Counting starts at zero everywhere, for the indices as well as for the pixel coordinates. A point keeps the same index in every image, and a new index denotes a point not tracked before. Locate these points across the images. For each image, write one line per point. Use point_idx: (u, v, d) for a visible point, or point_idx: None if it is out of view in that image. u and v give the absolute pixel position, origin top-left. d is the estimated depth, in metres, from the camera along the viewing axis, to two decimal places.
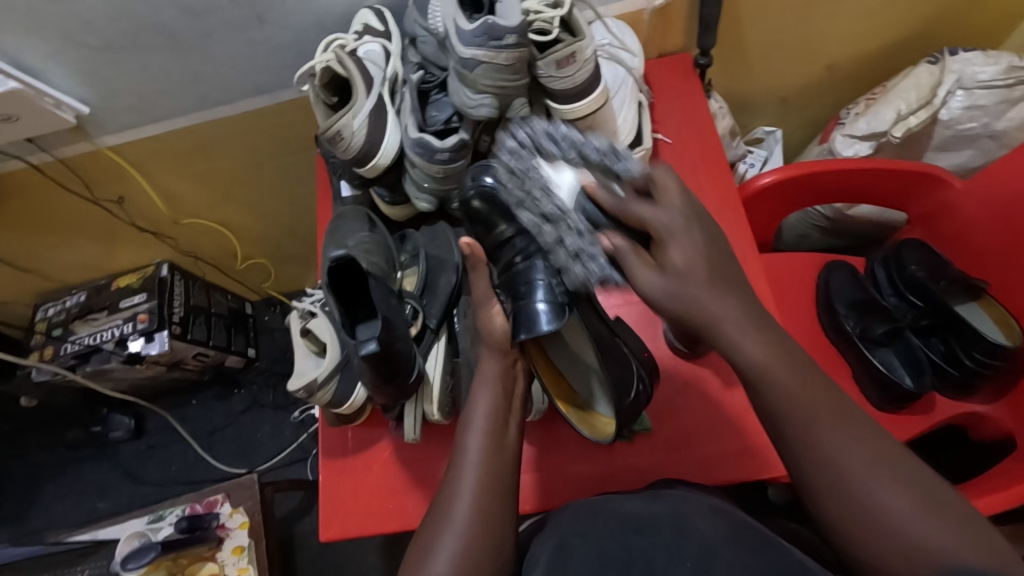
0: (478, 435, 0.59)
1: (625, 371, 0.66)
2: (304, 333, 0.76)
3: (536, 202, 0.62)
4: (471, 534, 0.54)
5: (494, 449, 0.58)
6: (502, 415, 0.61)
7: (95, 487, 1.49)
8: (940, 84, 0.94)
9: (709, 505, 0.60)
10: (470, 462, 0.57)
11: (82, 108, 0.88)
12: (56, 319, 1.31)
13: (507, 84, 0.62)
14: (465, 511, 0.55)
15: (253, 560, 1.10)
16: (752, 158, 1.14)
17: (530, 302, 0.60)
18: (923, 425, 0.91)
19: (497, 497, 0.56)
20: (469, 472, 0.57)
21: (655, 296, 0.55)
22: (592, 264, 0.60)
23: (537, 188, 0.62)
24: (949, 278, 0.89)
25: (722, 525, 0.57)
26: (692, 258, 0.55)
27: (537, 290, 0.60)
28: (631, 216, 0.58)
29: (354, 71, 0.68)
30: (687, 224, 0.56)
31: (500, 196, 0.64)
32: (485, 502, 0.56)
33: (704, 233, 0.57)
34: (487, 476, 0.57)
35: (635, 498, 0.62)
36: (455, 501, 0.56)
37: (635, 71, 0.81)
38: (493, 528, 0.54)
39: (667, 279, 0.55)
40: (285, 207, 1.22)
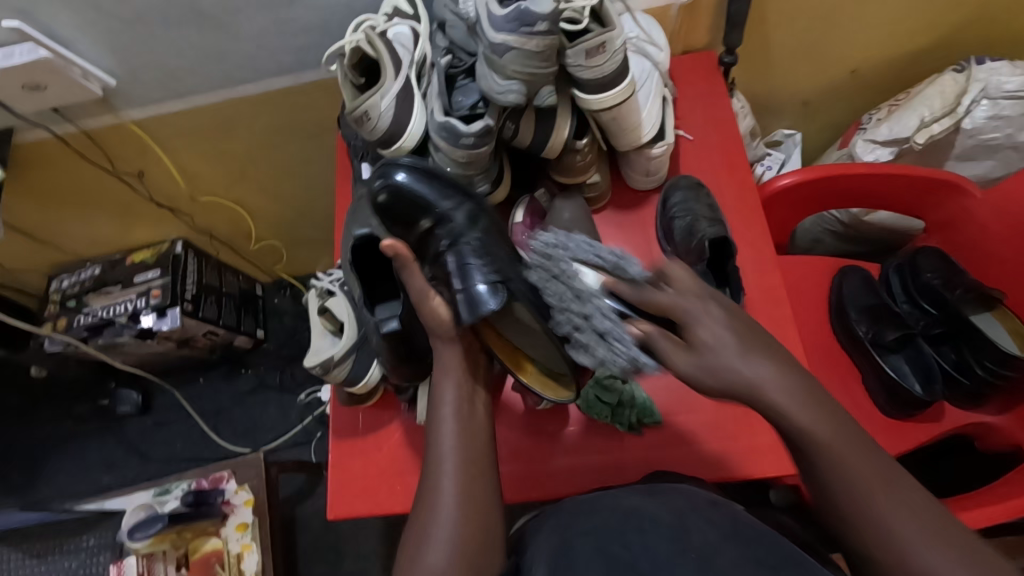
0: (450, 422, 0.62)
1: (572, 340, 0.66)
2: (321, 311, 0.77)
3: (562, 289, 0.65)
4: (463, 518, 0.57)
5: (465, 436, 0.62)
6: (469, 401, 0.64)
7: (101, 460, 1.50)
8: (964, 93, 0.94)
9: (708, 501, 0.61)
10: (447, 449, 0.61)
11: (108, 80, 0.89)
12: (70, 291, 1.32)
13: (536, 71, 0.63)
14: (451, 498, 0.58)
15: (256, 537, 1.11)
16: (769, 160, 1.14)
17: (470, 287, 0.63)
18: (929, 433, 0.92)
19: (480, 486, 0.59)
20: (450, 458, 0.60)
21: (693, 376, 0.56)
22: (619, 345, 0.60)
23: (561, 272, 0.65)
24: (965, 287, 0.87)
25: (723, 524, 0.56)
26: (718, 335, 0.56)
27: (471, 275, 0.63)
28: (658, 304, 0.58)
29: (384, 53, 0.68)
30: (704, 306, 0.57)
31: (407, 190, 0.69)
32: (472, 489, 0.59)
33: (720, 307, 0.57)
34: (468, 465, 0.60)
35: (636, 492, 0.61)
36: (443, 488, 0.59)
37: (661, 65, 0.80)
38: (481, 513, 0.58)
39: (703, 359, 0.55)
40: (302, 189, 1.23)
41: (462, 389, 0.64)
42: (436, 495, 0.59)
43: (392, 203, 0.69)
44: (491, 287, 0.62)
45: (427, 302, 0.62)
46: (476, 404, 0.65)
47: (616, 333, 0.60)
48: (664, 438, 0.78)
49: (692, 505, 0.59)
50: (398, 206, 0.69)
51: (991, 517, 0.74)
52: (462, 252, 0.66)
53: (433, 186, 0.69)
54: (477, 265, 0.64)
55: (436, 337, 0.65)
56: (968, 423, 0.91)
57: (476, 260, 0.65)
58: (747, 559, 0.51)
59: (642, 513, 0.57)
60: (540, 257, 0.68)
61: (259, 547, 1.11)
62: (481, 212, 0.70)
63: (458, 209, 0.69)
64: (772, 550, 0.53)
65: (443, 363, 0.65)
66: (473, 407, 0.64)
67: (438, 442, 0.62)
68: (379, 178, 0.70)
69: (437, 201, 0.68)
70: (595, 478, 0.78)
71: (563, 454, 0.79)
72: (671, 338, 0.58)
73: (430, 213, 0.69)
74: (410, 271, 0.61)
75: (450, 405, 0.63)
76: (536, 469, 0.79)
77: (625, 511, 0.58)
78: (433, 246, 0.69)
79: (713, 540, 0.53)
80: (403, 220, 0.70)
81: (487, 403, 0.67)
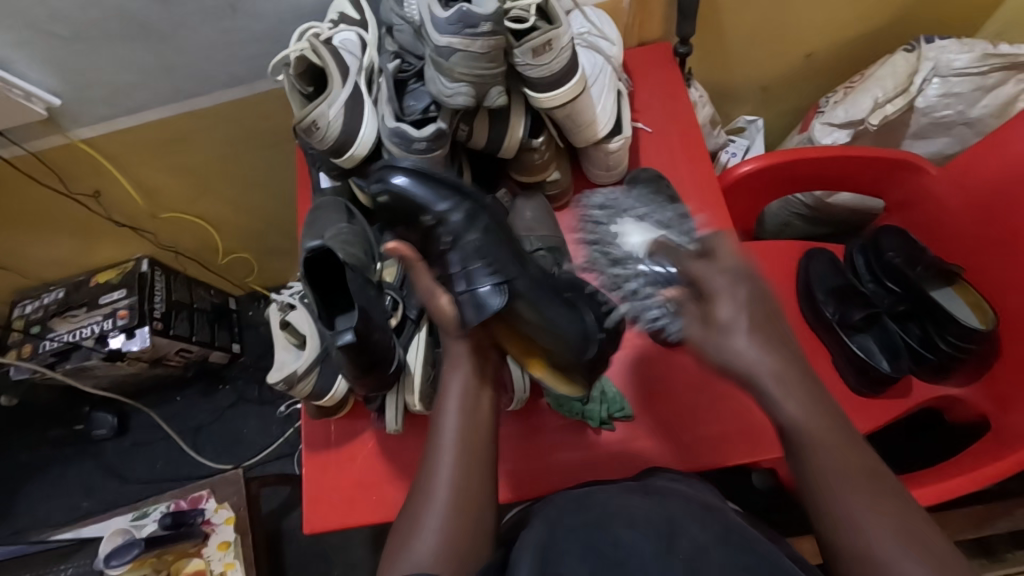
0: (454, 416, 0.62)
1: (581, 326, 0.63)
2: (284, 325, 0.75)
3: (608, 244, 0.77)
4: (454, 512, 0.57)
5: (469, 431, 0.61)
6: (475, 394, 0.63)
7: (78, 486, 1.47)
8: (916, 72, 0.95)
9: (701, 503, 0.61)
10: (448, 441, 0.61)
11: (53, 100, 0.87)
12: (34, 316, 1.29)
13: (484, 72, 0.62)
14: (444, 490, 0.58)
15: (239, 555, 1.09)
16: (733, 147, 1.15)
17: (473, 289, 0.60)
18: (899, 409, 0.92)
19: (476, 481, 0.59)
20: (448, 453, 0.60)
21: (719, 353, 0.56)
22: (645, 302, 0.72)
23: (609, 233, 0.78)
24: (925, 264, 0.90)
25: (713, 527, 0.57)
26: (737, 315, 0.56)
27: (475, 276, 0.61)
28: (689, 274, 0.60)
29: (329, 60, 0.67)
30: (735, 284, 0.57)
31: (408, 193, 0.65)
32: (466, 481, 0.59)
33: (751, 290, 0.57)
34: (467, 459, 0.60)
35: (631, 490, 0.63)
36: (438, 481, 0.59)
37: (614, 59, 0.80)
38: (473, 503, 0.58)
39: (718, 333, 0.56)
40: (267, 200, 1.21)
41: (468, 385, 0.63)
42: (429, 487, 0.59)
43: (393, 205, 0.66)
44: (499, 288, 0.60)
45: (433, 303, 0.62)
46: (484, 392, 0.64)
47: (643, 290, 0.72)
48: (637, 431, 0.79)
49: (687, 509, 0.59)
50: (400, 207, 0.66)
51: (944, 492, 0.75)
52: (467, 251, 0.62)
53: (430, 185, 0.65)
54: (483, 265, 0.61)
55: (446, 334, 0.64)
56: (935, 396, 0.92)
57: (478, 260, 0.62)
58: (734, 566, 0.52)
59: (631, 512, 0.58)
60: (588, 218, 0.82)
61: (243, 563, 1.09)
62: (483, 210, 0.65)
63: (458, 210, 0.64)
64: (757, 553, 0.54)
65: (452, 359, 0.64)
66: (479, 401, 0.63)
67: (441, 434, 0.61)
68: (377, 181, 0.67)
69: (434, 201, 0.65)
70: (569, 476, 0.78)
71: (537, 454, 0.79)
72: (692, 311, 0.58)
73: (430, 212, 0.65)
74: (416, 273, 0.61)
75: (455, 396, 0.62)
76: (512, 471, 0.78)
77: (612, 510, 0.59)
78: (433, 247, 0.65)
79: (703, 543, 0.54)
80: (404, 220, 0.67)
81: (494, 397, 0.65)
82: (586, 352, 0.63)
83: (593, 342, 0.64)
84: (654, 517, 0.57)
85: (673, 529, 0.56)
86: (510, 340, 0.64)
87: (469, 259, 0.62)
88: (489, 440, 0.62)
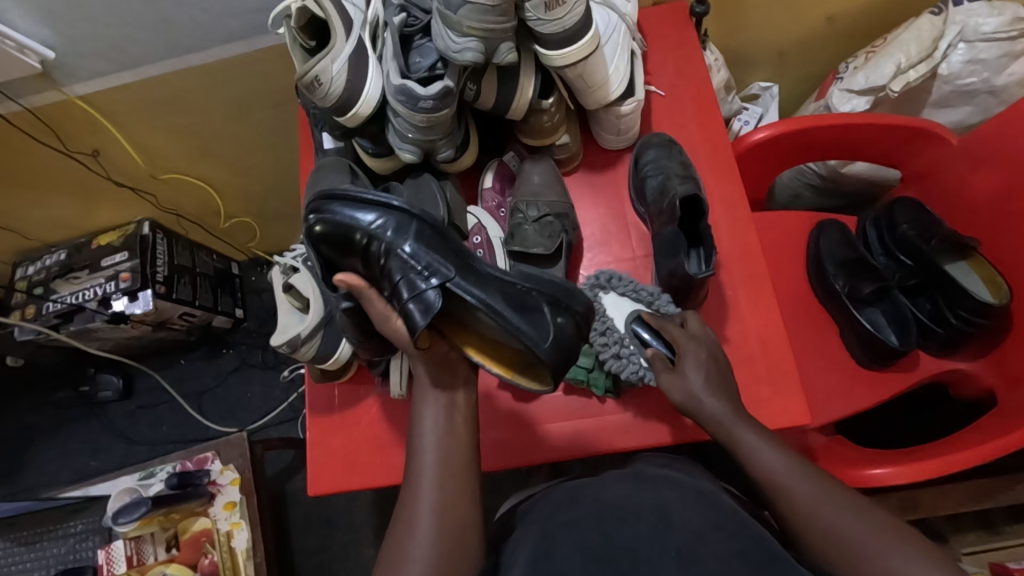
0: (431, 438, 0.62)
1: (536, 319, 0.60)
2: (287, 288, 0.74)
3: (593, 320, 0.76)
4: (440, 538, 0.57)
5: (449, 447, 0.61)
6: (448, 413, 0.63)
7: (86, 447, 1.49)
8: (942, 37, 0.91)
9: (694, 490, 0.62)
10: (429, 467, 0.60)
11: (47, 53, 0.84)
12: (36, 278, 1.28)
13: (493, 27, 0.59)
14: (430, 519, 0.58)
15: (245, 515, 1.11)
16: (746, 115, 1.12)
17: (419, 294, 0.57)
18: (905, 383, 0.92)
19: (461, 504, 0.59)
20: (430, 474, 0.60)
21: (682, 396, 0.67)
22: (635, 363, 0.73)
23: (595, 311, 0.77)
24: (940, 237, 0.88)
25: (707, 514, 0.57)
26: (700, 369, 0.67)
27: (415, 280, 0.57)
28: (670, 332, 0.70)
29: (333, 13, 0.63)
30: (699, 347, 0.69)
31: (337, 215, 0.62)
32: (449, 507, 0.59)
33: (710, 353, 0.69)
34: (447, 482, 0.60)
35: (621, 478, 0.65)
36: (422, 508, 0.58)
37: (628, 17, 0.77)
38: (459, 527, 0.58)
39: (687, 385, 0.66)
40: (268, 163, 1.19)
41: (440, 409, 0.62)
42: (415, 513, 0.58)
43: (328, 233, 0.62)
44: (441, 289, 0.57)
45: (389, 326, 0.61)
46: (459, 413, 0.63)
47: (628, 352, 0.73)
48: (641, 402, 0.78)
49: (678, 496, 0.60)
50: (334, 233, 0.62)
51: (938, 469, 0.76)
52: (401, 263, 0.59)
53: (357, 200, 0.62)
54: (419, 268, 0.58)
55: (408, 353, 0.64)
56: (941, 370, 0.91)
57: (415, 264, 0.59)
58: (733, 554, 0.52)
59: (624, 504, 0.59)
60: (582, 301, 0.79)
61: (249, 524, 1.11)
62: (412, 219, 0.61)
63: (391, 223, 0.61)
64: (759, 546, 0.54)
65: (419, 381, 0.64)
66: (453, 420, 0.63)
67: (419, 461, 0.61)
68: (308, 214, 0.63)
69: (362, 218, 0.61)
70: (572, 446, 0.77)
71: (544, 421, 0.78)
72: (666, 367, 0.69)
73: (363, 230, 0.61)
74: (368, 301, 0.61)
75: (432, 422, 0.62)
76: (516, 438, 0.78)
77: (603, 501, 0.60)
78: (374, 267, 0.62)
79: (700, 530, 0.55)
80: (343, 246, 0.63)
81: (469, 409, 0.65)
82: (543, 344, 0.59)
83: (552, 332, 0.60)
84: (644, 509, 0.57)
85: (665, 519, 0.56)
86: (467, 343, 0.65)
87: (404, 269, 0.58)
88: (469, 461, 0.61)
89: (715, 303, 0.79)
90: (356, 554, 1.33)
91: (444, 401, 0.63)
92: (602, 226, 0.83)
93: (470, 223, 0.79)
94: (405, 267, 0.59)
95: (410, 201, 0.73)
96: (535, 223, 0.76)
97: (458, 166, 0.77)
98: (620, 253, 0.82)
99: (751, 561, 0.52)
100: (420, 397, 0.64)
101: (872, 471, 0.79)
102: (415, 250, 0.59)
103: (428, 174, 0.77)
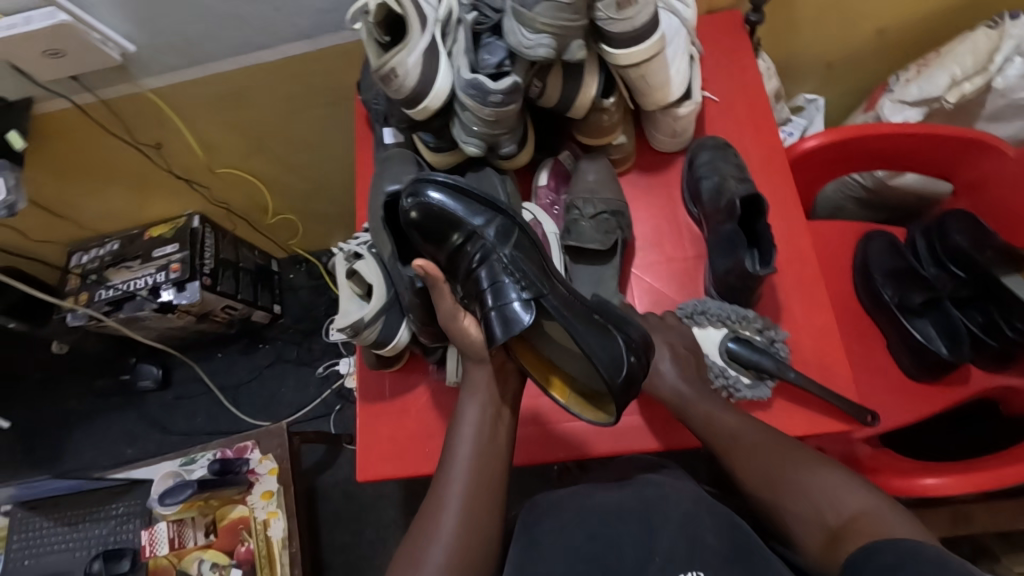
0: (469, 445, 0.66)
1: (613, 349, 0.62)
2: (350, 274, 0.75)
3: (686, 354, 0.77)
4: (460, 547, 0.60)
5: (484, 458, 0.65)
6: (492, 423, 0.67)
7: (124, 434, 1.52)
8: (997, 51, 0.91)
9: (694, 495, 0.65)
10: (459, 476, 0.64)
11: (127, 46, 0.88)
12: (90, 266, 1.33)
13: (566, 24, 0.61)
14: (453, 524, 0.61)
15: (281, 505, 1.13)
16: (791, 126, 1.13)
17: (504, 304, 0.62)
18: (955, 397, 0.91)
19: (484, 514, 0.63)
20: (461, 481, 0.64)
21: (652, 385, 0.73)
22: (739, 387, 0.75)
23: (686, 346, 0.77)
24: (994, 248, 0.87)
25: (700, 517, 0.62)
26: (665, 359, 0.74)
27: (505, 290, 0.63)
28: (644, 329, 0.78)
29: (411, 8, 0.65)
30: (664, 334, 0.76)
31: (440, 209, 0.67)
32: (476, 510, 0.63)
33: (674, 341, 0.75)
34: (475, 491, 0.64)
35: (611, 486, 0.68)
36: (447, 512, 0.62)
37: (689, 23, 0.78)
38: (480, 529, 0.62)
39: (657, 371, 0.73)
40: (319, 161, 1.22)
41: (485, 416, 0.67)
42: (438, 515, 0.63)
43: (424, 222, 0.67)
44: (527, 303, 0.62)
45: (454, 323, 0.66)
46: (500, 423, 0.68)
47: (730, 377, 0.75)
48: None
49: (672, 497, 0.64)
50: (433, 225, 0.67)
51: (993, 480, 0.75)
52: (497, 266, 0.65)
53: (465, 201, 0.67)
54: (510, 279, 0.63)
55: (467, 357, 0.69)
56: (993, 385, 0.91)
57: (509, 276, 0.64)
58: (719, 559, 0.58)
59: (612, 511, 0.63)
60: None
61: (284, 514, 1.12)
62: (516, 227, 0.67)
63: (491, 231, 0.67)
64: (746, 554, 0.59)
65: (471, 382, 0.69)
66: (496, 430, 0.68)
67: (453, 466, 0.65)
68: (410, 195, 0.68)
69: (469, 217, 0.67)
70: (620, 442, 0.77)
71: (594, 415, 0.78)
72: None
73: (462, 229, 0.67)
74: (439, 293, 0.64)
75: (470, 432, 0.66)
76: (564, 432, 0.78)
77: (595, 510, 0.64)
78: (462, 265, 0.67)
79: (677, 526, 0.60)
80: (434, 237, 0.68)
81: (510, 426, 0.69)
82: (617, 376, 0.61)
83: (625, 366, 0.62)
84: (632, 512, 0.63)
85: (649, 522, 0.61)
86: (528, 358, 0.70)
87: (496, 276, 0.64)
88: (496, 475, 0.65)
89: (767, 304, 0.79)
90: (384, 552, 1.33)
91: (487, 409, 0.68)
92: (655, 226, 0.84)
93: (527, 218, 0.79)
94: (500, 270, 0.64)
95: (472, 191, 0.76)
96: (592, 220, 0.77)
97: (515, 163, 0.79)
98: (672, 252, 0.83)
99: (723, 558, 0.58)
100: (465, 401, 0.69)
101: (925, 480, 0.78)
102: (509, 264, 0.64)
103: (488, 168, 0.79)
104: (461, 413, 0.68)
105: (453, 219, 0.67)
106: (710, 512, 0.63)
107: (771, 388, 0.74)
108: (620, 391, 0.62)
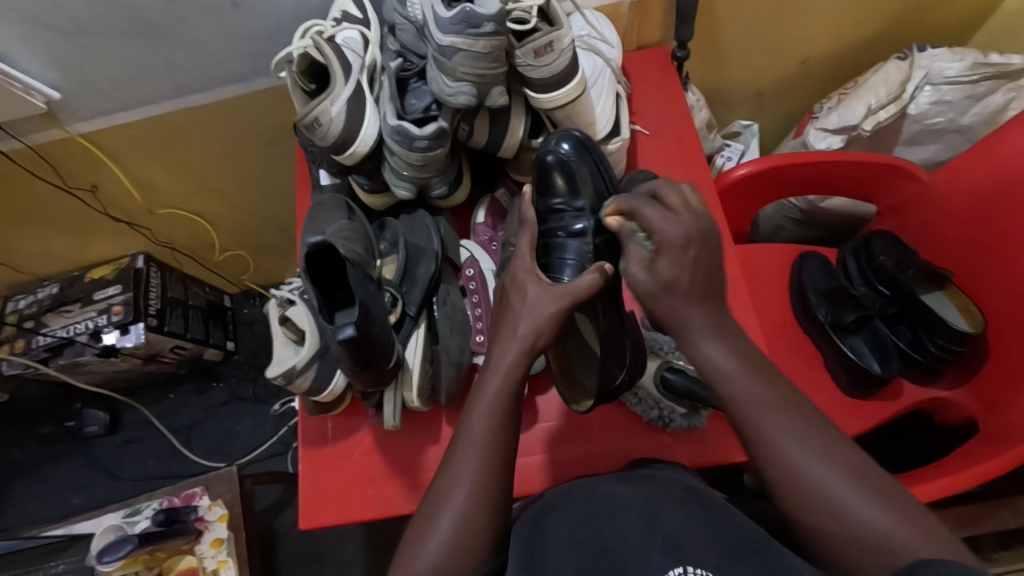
0: (477, 445, 0.57)
1: (622, 358, 0.68)
2: (282, 320, 0.75)
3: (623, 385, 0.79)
4: (460, 534, 0.54)
5: (492, 463, 0.57)
6: (506, 423, 0.59)
7: (69, 484, 1.46)
8: (908, 80, 0.97)
9: (682, 488, 0.59)
10: (468, 467, 0.56)
11: (53, 94, 0.87)
12: (26, 311, 1.27)
13: (485, 72, 0.62)
14: (461, 500, 0.55)
15: (232, 553, 1.08)
16: (729, 150, 1.16)
17: (560, 267, 0.69)
18: (890, 411, 0.93)
19: (484, 528, 0.55)
20: (463, 487, 0.56)
21: (644, 289, 0.57)
22: (673, 414, 0.77)
23: None
24: (916, 267, 0.90)
25: (695, 512, 0.55)
26: (679, 273, 0.56)
27: (565, 269, 0.69)
28: (667, 228, 0.56)
29: (332, 57, 0.67)
30: (685, 242, 0.56)
31: (573, 169, 0.72)
32: (473, 520, 0.55)
33: (701, 252, 0.56)
34: (488, 456, 0.57)
35: (610, 478, 0.61)
36: (446, 510, 0.55)
37: (613, 62, 0.82)
38: (481, 543, 0.54)
39: (651, 284, 0.57)
40: (266, 197, 1.21)
41: (501, 408, 0.59)
42: (444, 500, 0.56)
43: (554, 169, 0.73)
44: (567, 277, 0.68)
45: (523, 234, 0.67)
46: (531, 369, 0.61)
47: (665, 403, 0.77)
48: (626, 431, 0.80)
49: (667, 495, 0.57)
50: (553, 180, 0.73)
51: (945, 488, 0.76)
52: (582, 247, 0.69)
53: (591, 177, 0.73)
54: (570, 261, 0.69)
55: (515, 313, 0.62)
56: (925, 398, 0.93)
57: (573, 261, 0.69)
58: (714, 542, 0.50)
59: (610, 499, 0.57)
60: None
61: (237, 562, 1.07)
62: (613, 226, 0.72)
63: (590, 213, 0.71)
64: (745, 535, 0.52)
65: (496, 362, 0.61)
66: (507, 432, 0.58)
67: (466, 431, 0.59)
68: (550, 143, 0.74)
69: (581, 194, 0.72)
70: (561, 474, 0.79)
71: (539, 448, 0.80)
72: (638, 252, 0.58)
73: (567, 203, 0.72)
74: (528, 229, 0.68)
75: (480, 418, 0.59)
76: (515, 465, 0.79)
77: (598, 498, 0.57)
78: (550, 223, 0.73)
79: (683, 527, 0.52)
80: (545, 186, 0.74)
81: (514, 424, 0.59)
82: (612, 379, 0.67)
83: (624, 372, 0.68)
84: (638, 502, 0.56)
85: (652, 515, 0.54)
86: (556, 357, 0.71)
87: (565, 251, 0.70)
88: (511, 438, 0.59)
89: None
90: None
91: (526, 349, 0.61)
92: None
93: (464, 256, 0.82)
94: (580, 245, 0.70)
95: (404, 235, 0.79)
96: None
97: (451, 202, 0.81)
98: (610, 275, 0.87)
99: (735, 550, 0.50)
100: (503, 337, 0.62)
101: None
102: (587, 254, 0.69)
103: (422, 209, 0.82)
104: (495, 351, 0.62)
105: (573, 184, 0.72)
106: (706, 510, 0.55)
107: (705, 417, 0.78)
108: (620, 387, 0.69)
